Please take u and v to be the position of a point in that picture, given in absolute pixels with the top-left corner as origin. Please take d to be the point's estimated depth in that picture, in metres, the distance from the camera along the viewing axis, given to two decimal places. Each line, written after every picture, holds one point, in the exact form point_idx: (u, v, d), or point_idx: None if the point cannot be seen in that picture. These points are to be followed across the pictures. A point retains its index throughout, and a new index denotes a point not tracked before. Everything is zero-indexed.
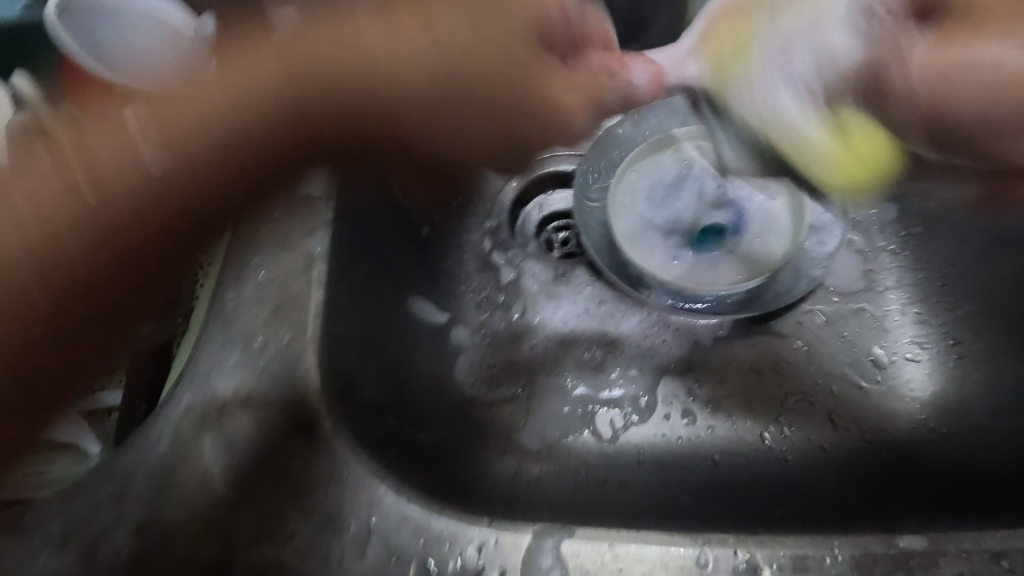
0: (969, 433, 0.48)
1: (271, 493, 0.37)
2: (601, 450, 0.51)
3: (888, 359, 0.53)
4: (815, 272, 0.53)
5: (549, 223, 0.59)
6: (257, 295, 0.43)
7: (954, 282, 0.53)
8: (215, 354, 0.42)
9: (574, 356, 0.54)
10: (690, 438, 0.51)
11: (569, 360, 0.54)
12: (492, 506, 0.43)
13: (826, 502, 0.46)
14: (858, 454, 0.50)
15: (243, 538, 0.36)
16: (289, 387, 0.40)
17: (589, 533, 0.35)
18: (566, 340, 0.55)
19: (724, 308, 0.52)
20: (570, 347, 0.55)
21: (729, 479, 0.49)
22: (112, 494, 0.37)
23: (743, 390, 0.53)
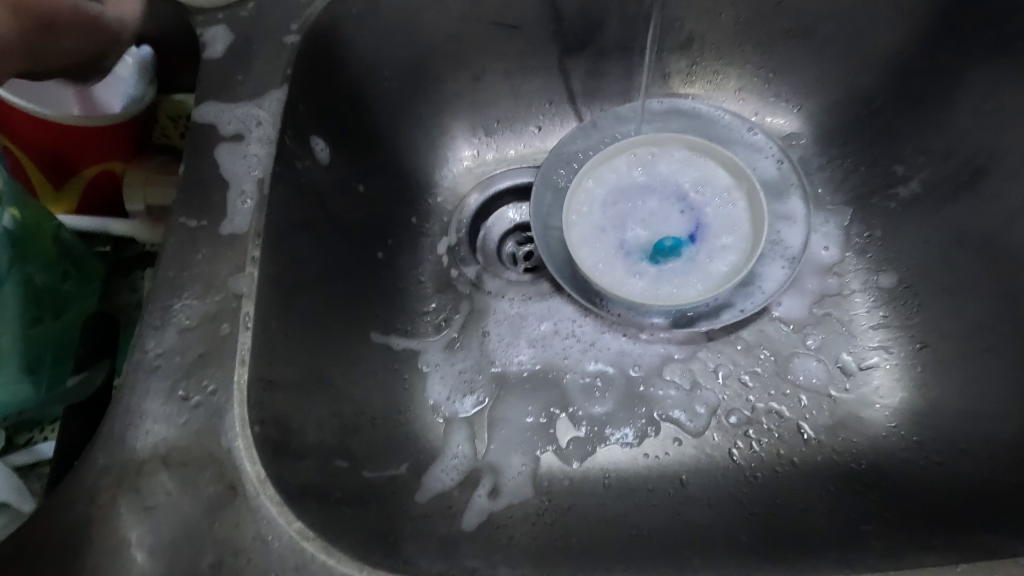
0: (937, 441, 0.47)
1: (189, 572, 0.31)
2: (565, 474, 0.49)
3: (856, 366, 0.52)
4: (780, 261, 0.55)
5: (511, 238, 0.59)
6: (182, 340, 0.37)
7: (918, 283, 0.52)
8: (133, 409, 0.35)
9: (538, 367, 0.53)
10: (658, 456, 0.49)
11: (528, 368, 0.52)
12: (432, 550, 0.40)
13: (801, 526, 0.44)
14: (827, 467, 0.48)
15: None
16: (206, 453, 0.33)
17: None
18: (523, 341, 0.53)
19: (684, 320, 0.53)
20: (531, 353, 0.53)
21: (698, 502, 0.47)
22: (18, 570, 0.31)
23: (712, 403, 0.51)
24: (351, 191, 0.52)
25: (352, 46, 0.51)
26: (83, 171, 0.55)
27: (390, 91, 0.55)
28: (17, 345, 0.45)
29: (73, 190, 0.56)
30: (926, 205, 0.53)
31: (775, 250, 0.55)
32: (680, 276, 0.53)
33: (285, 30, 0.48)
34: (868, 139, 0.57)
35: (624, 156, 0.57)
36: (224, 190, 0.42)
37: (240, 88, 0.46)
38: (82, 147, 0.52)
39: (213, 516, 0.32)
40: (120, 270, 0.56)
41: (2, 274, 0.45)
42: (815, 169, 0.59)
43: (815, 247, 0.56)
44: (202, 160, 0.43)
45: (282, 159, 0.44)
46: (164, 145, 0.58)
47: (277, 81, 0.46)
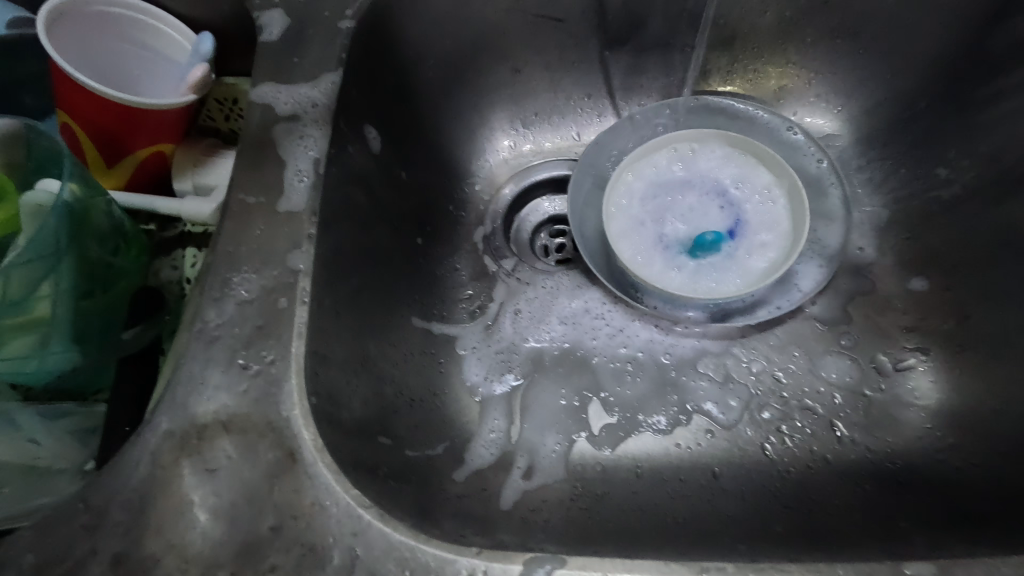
0: (975, 443, 0.47)
1: (249, 533, 0.32)
2: (599, 461, 0.49)
3: (892, 367, 0.52)
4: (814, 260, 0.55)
5: (544, 229, 0.60)
6: (241, 313, 0.38)
7: (958, 286, 0.52)
8: (195, 376, 0.36)
9: (571, 349, 0.53)
10: (692, 448, 0.50)
11: (562, 350, 0.53)
12: (471, 528, 0.41)
13: (835, 520, 0.45)
14: (862, 465, 0.49)
15: (201, 566, 0.31)
16: (264, 420, 0.34)
17: (582, 562, 0.32)
18: (556, 324, 0.54)
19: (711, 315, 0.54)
20: (566, 339, 0.53)
21: (731, 494, 0.47)
22: (85, 526, 0.32)
23: (746, 397, 0.52)
24: (395, 176, 0.53)
25: (402, 34, 0.52)
26: (137, 151, 0.56)
27: (435, 79, 0.56)
28: (67, 316, 0.47)
29: (125, 169, 0.57)
30: (968, 210, 0.53)
31: (811, 248, 0.55)
32: (718, 271, 0.54)
33: (339, 15, 0.48)
34: (911, 140, 0.57)
35: (664, 151, 0.57)
36: (281, 169, 0.43)
37: (295, 72, 0.47)
38: (137, 126, 0.53)
39: (271, 482, 0.33)
40: (165, 249, 0.57)
41: (62, 246, 0.46)
42: (855, 170, 0.59)
43: (851, 248, 0.56)
44: (258, 139, 0.44)
45: (335, 141, 0.45)
46: (209, 127, 0.60)
47: (331, 65, 0.47)
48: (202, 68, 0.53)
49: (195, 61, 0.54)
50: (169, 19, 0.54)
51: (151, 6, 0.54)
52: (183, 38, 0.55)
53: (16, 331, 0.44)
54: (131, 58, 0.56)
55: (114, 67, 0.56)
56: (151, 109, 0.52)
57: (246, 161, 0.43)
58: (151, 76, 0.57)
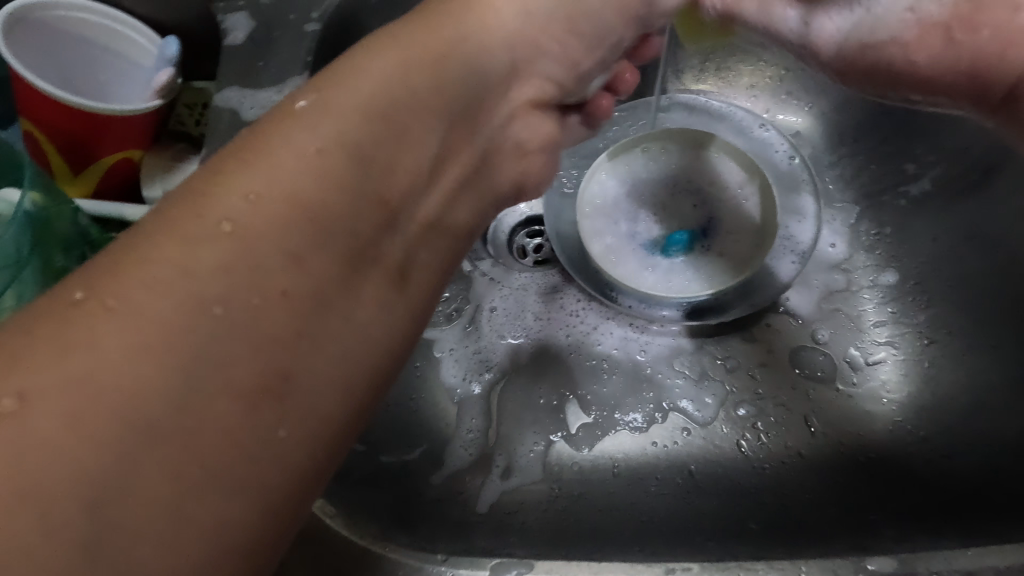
0: (943, 436, 0.48)
1: None
2: (576, 460, 0.49)
3: (864, 361, 0.53)
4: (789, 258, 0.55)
5: (522, 230, 0.58)
6: None
7: (927, 280, 0.53)
8: None
9: (546, 348, 0.53)
10: (667, 446, 0.50)
11: (538, 350, 0.53)
12: (444, 533, 0.41)
13: (807, 514, 0.45)
14: (834, 459, 0.49)
15: None
16: None
17: (549, 565, 0.33)
18: (530, 320, 0.54)
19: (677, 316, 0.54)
20: (540, 335, 0.54)
21: (705, 491, 0.48)
22: None
23: (721, 394, 0.52)
24: None
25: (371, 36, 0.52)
26: (104, 157, 0.55)
27: None
28: None
29: (92, 176, 0.56)
30: (935, 206, 0.54)
31: (785, 245, 0.55)
32: (690, 269, 0.54)
33: (306, 18, 0.48)
34: (881, 136, 0.57)
35: (637, 150, 0.58)
36: None
37: (261, 76, 0.46)
38: (101, 133, 0.53)
39: None
40: None
41: (23, 255, 0.45)
42: (826, 167, 0.59)
43: (823, 244, 0.57)
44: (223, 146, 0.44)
45: None
46: (181, 132, 0.58)
47: (298, 68, 0.46)
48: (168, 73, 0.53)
49: (161, 65, 0.54)
50: (133, 23, 0.54)
51: (114, 9, 0.53)
52: (148, 42, 0.54)
53: None
54: (96, 64, 0.56)
55: (79, 73, 0.56)
56: (116, 116, 0.52)
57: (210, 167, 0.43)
58: (117, 82, 0.56)
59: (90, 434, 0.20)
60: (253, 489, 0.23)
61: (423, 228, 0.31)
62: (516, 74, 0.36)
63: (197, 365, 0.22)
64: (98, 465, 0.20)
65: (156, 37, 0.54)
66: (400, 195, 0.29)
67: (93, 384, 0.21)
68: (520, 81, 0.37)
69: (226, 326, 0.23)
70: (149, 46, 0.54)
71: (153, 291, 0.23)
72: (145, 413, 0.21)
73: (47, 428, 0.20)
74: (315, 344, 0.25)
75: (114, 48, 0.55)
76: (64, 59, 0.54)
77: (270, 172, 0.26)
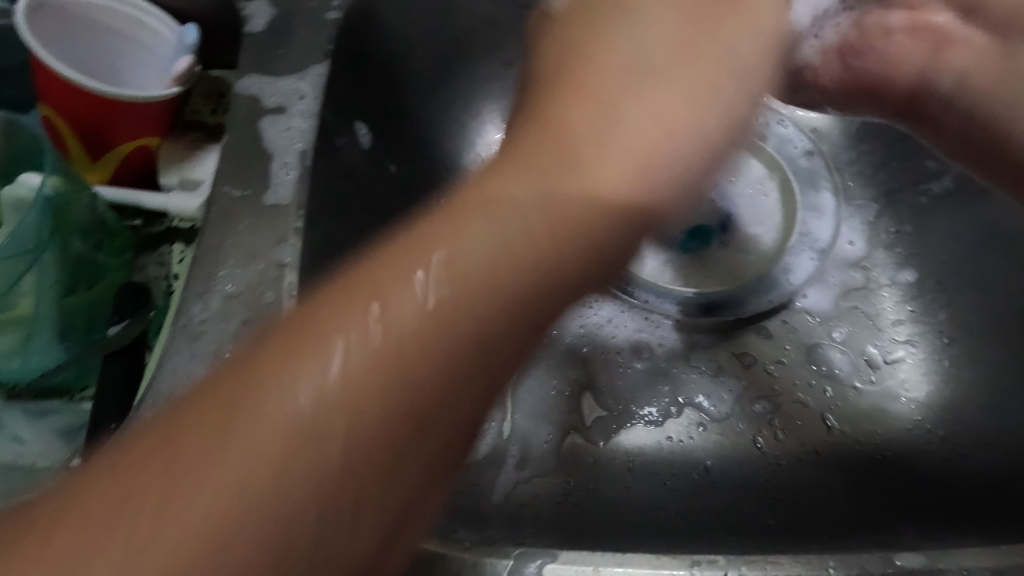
0: (965, 435, 0.47)
1: None
2: (591, 454, 0.49)
3: (882, 360, 0.52)
4: (807, 254, 0.55)
5: None
6: (225, 309, 0.37)
7: (947, 278, 0.53)
8: (179, 372, 0.36)
9: (562, 340, 0.53)
10: (683, 441, 0.50)
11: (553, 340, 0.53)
12: (462, 523, 0.41)
13: (824, 512, 0.45)
14: (852, 457, 0.48)
15: None
16: None
17: (572, 555, 0.32)
18: None
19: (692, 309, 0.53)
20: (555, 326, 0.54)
21: (721, 487, 0.47)
22: None
23: (738, 390, 0.52)
24: (384, 172, 0.52)
25: (391, 26, 0.52)
26: (120, 145, 0.55)
27: (425, 73, 0.56)
28: (52, 311, 0.48)
29: (109, 163, 0.56)
30: (956, 204, 0.54)
31: (803, 241, 0.55)
32: (709, 262, 0.54)
33: (327, 6, 0.48)
34: (902, 134, 0.57)
35: None
36: (267, 161, 0.42)
37: (281, 62, 0.46)
38: (118, 120, 0.53)
39: None
40: (150, 244, 0.54)
41: (43, 241, 0.46)
42: (847, 163, 0.59)
43: (842, 241, 0.56)
44: (244, 132, 0.43)
45: (322, 134, 0.45)
46: (196, 121, 0.58)
47: (318, 56, 0.46)
48: (187, 60, 0.53)
49: (179, 53, 0.53)
50: (152, 11, 0.54)
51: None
52: (166, 30, 0.54)
53: (4, 325, 0.47)
54: (113, 51, 0.56)
55: (96, 61, 0.55)
56: (133, 103, 0.52)
57: (229, 154, 0.42)
58: (134, 70, 0.56)
59: (278, 468, 0.26)
60: (353, 506, 0.27)
61: (512, 299, 0.31)
62: (623, 125, 0.35)
63: (340, 433, 0.27)
64: (265, 493, 0.26)
65: (175, 26, 0.54)
66: (540, 296, 0.32)
67: (270, 440, 0.26)
68: (629, 131, 0.35)
69: (388, 390, 0.28)
70: (166, 34, 0.54)
71: (342, 375, 0.28)
72: (290, 469, 0.26)
73: (210, 493, 0.25)
74: (447, 408, 0.29)
75: (132, 36, 0.55)
76: (81, 46, 0.54)
77: (394, 307, 0.29)
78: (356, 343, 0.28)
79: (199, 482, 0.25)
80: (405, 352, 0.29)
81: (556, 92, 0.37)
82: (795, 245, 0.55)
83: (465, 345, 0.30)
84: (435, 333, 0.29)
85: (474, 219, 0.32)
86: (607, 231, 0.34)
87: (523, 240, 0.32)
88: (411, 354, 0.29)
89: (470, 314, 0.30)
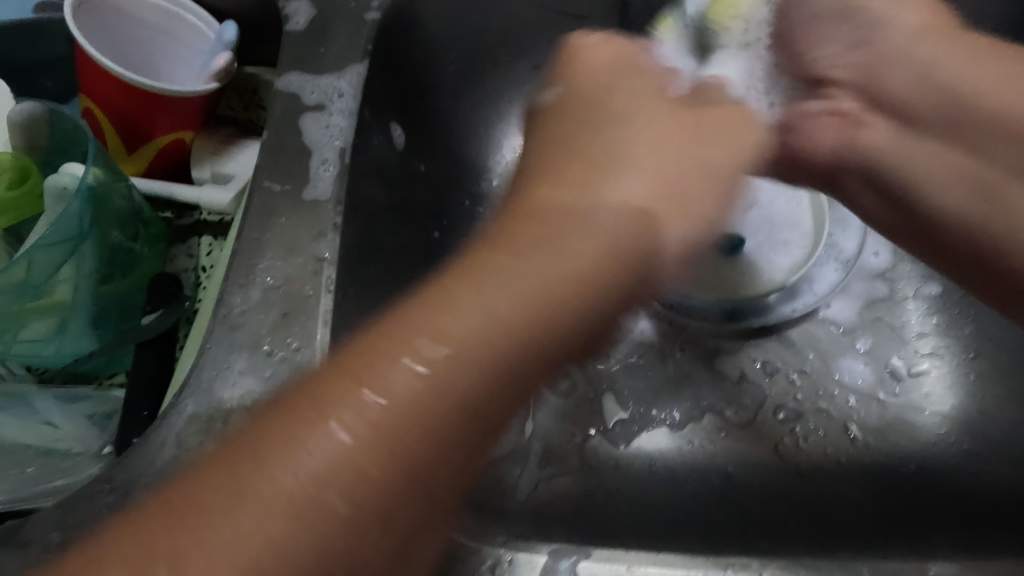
0: (989, 449, 0.48)
1: None
2: (613, 455, 0.50)
3: (906, 371, 0.52)
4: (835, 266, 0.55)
5: None
6: (264, 300, 0.38)
7: None
8: (218, 360, 0.36)
9: None
10: (706, 446, 0.50)
11: None
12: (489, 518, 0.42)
13: (848, 518, 0.45)
14: (875, 467, 0.49)
15: None
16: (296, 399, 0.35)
17: (606, 553, 0.33)
18: None
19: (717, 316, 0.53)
20: None
21: (744, 493, 0.47)
22: (110, 506, 0.33)
23: (761, 398, 0.52)
24: (414, 171, 0.53)
25: (427, 28, 0.53)
26: (157, 137, 0.56)
27: (457, 75, 0.57)
28: (87, 300, 0.48)
29: (144, 155, 0.57)
30: None
31: (829, 252, 0.55)
32: (736, 270, 0.55)
33: (367, 7, 0.49)
34: None
35: None
36: (306, 157, 0.43)
37: (321, 61, 0.47)
38: (157, 113, 0.54)
39: None
40: (180, 236, 0.56)
41: (83, 231, 0.46)
42: None
43: (867, 253, 0.56)
44: (283, 128, 0.44)
45: (360, 132, 0.45)
46: (229, 116, 0.60)
47: (358, 56, 0.47)
48: (226, 57, 0.54)
49: (218, 49, 0.54)
50: (193, 7, 0.55)
51: None
52: (205, 27, 0.55)
53: (37, 313, 0.46)
54: (154, 46, 0.57)
55: (136, 54, 0.56)
56: (173, 97, 0.52)
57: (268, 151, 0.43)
58: (172, 65, 0.57)
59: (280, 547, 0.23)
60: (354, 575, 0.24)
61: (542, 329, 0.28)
62: (623, 170, 0.34)
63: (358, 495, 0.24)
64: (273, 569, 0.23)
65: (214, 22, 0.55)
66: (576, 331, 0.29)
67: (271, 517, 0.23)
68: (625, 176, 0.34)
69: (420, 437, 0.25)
70: (206, 30, 0.55)
71: (357, 441, 0.24)
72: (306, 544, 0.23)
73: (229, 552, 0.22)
74: (459, 460, 0.26)
75: (173, 32, 0.56)
76: (123, 40, 0.55)
77: (399, 384, 0.25)
78: (360, 421, 0.25)
79: (236, 523, 0.23)
80: (428, 413, 0.26)
81: (543, 181, 0.34)
82: (822, 254, 0.55)
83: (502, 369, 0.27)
84: (448, 384, 0.26)
85: (477, 279, 0.28)
86: (608, 300, 0.30)
87: (550, 293, 0.29)
88: (421, 424, 0.25)
89: (501, 359, 0.27)
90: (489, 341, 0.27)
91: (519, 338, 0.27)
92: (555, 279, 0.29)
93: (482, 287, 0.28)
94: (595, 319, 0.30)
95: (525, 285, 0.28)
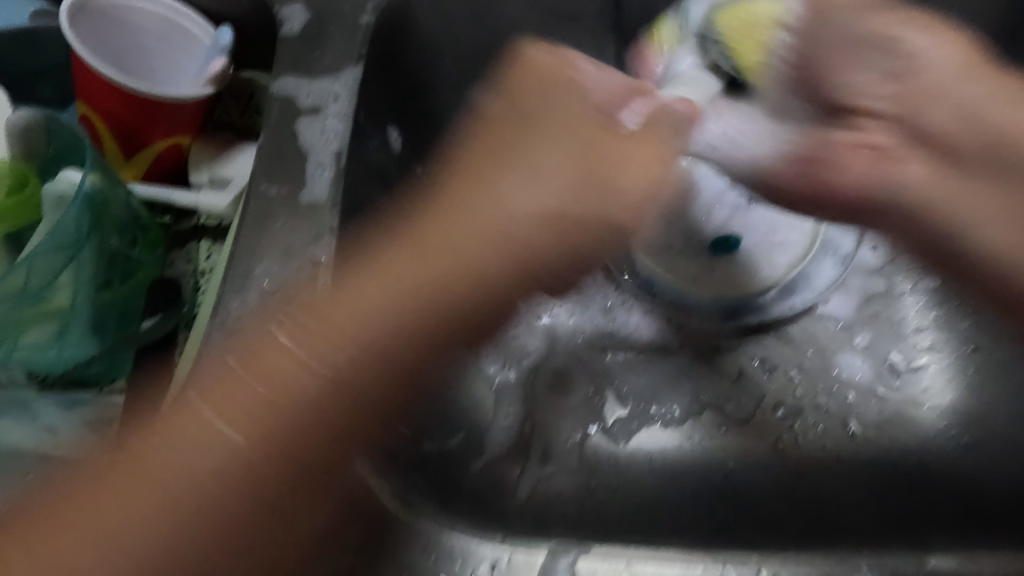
0: (988, 442, 0.48)
1: None
2: (612, 453, 0.50)
3: (905, 366, 0.52)
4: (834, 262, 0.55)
5: None
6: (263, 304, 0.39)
7: None
8: (218, 364, 0.37)
9: (584, 340, 0.53)
10: (706, 443, 0.50)
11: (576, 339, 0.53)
12: (489, 517, 0.42)
13: (849, 514, 0.45)
14: (875, 462, 0.49)
15: None
16: None
17: (605, 550, 0.34)
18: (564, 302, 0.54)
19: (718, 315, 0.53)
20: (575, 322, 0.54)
21: (744, 489, 0.48)
22: None
23: (760, 394, 0.52)
24: (410, 172, 0.53)
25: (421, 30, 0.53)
26: (155, 143, 0.56)
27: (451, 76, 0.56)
28: (87, 307, 0.48)
29: (142, 161, 0.57)
30: None
31: (825, 249, 0.55)
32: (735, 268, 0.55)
33: (361, 10, 0.49)
34: None
35: None
36: (301, 161, 0.43)
37: (316, 65, 0.47)
38: (153, 119, 0.54)
39: None
40: (179, 242, 0.56)
41: (81, 238, 0.46)
42: None
43: (864, 247, 0.56)
44: (279, 132, 0.44)
45: (355, 135, 0.45)
46: (224, 122, 0.59)
47: (352, 59, 0.47)
48: (222, 61, 0.54)
49: (213, 53, 0.54)
50: (188, 14, 0.55)
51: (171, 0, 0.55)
52: (200, 33, 0.56)
53: (36, 320, 0.46)
54: (149, 52, 0.57)
55: (132, 60, 0.57)
56: (169, 103, 0.53)
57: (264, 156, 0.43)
58: (168, 70, 0.58)
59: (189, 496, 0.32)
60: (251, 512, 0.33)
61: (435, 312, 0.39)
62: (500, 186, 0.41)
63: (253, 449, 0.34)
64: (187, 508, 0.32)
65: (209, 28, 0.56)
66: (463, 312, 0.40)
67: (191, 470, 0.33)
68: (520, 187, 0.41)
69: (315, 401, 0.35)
70: (201, 36, 0.56)
71: (245, 401, 0.35)
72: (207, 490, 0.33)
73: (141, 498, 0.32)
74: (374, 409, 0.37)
75: (168, 38, 0.56)
76: (119, 46, 0.56)
77: (290, 368, 0.36)
78: (277, 381, 0.35)
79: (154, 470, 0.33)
80: (331, 385, 0.36)
81: (468, 185, 0.41)
82: (819, 251, 0.55)
83: (401, 357, 0.38)
84: (377, 347, 0.37)
85: (358, 288, 0.38)
86: (492, 290, 0.40)
87: (462, 270, 0.39)
88: (328, 394, 0.36)
89: (421, 316, 0.38)
90: (371, 329, 0.37)
91: (398, 326, 0.38)
92: (440, 272, 0.39)
93: (371, 284, 0.38)
94: (499, 301, 0.41)
95: (411, 277, 0.38)
